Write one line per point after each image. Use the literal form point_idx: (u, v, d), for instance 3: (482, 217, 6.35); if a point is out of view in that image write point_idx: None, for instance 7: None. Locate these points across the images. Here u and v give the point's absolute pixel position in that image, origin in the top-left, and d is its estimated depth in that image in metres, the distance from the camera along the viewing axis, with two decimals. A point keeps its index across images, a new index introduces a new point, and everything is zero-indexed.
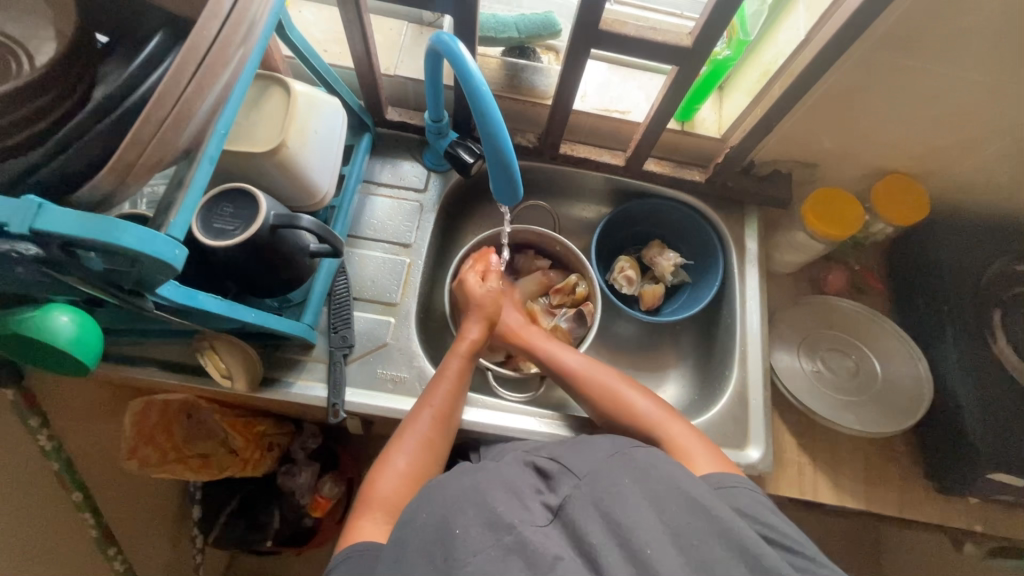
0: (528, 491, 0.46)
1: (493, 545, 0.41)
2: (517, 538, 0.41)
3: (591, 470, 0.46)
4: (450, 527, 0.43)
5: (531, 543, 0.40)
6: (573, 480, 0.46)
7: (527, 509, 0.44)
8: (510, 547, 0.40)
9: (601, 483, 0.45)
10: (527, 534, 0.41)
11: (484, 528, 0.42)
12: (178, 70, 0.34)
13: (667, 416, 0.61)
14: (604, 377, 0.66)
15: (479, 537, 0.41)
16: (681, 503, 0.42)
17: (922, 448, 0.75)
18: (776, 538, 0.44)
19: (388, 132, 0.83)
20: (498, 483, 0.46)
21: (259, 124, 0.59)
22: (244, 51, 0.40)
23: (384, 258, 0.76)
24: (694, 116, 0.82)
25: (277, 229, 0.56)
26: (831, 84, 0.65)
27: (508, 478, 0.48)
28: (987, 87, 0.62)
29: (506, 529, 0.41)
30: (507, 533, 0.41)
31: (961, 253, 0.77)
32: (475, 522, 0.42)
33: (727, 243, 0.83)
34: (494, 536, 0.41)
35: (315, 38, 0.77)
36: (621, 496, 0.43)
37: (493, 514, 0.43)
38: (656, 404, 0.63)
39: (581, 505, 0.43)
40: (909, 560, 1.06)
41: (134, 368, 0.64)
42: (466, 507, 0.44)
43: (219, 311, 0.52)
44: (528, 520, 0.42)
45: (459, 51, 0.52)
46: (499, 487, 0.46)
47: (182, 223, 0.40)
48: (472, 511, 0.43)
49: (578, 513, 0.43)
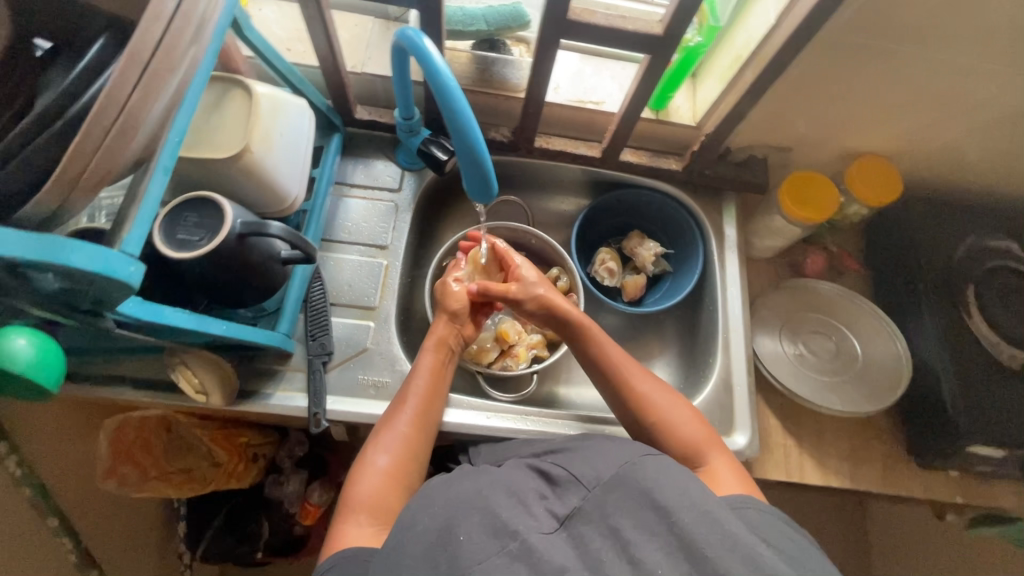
0: (532, 498, 0.45)
1: (498, 552, 0.40)
2: (522, 545, 0.40)
3: (600, 480, 0.46)
4: (452, 534, 0.42)
5: (537, 549, 0.40)
6: (582, 490, 0.46)
7: (533, 516, 0.43)
8: (515, 554, 0.40)
9: (610, 493, 0.44)
10: (533, 540, 0.40)
11: (487, 535, 0.41)
12: (121, 76, 0.32)
13: (710, 439, 0.59)
14: (652, 390, 0.63)
15: (483, 545, 0.40)
16: (695, 514, 0.40)
17: (904, 424, 0.76)
18: (791, 553, 0.42)
19: (359, 131, 0.81)
20: (501, 490, 0.46)
21: (220, 128, 0.57)
22: (194, 53, 0.38)
23: (361, 260, 0.74)
24: (668, 105, 0.81)
25: (245, 237, 0.54)
26: (804, 67, 0.65)
27: (514, 485, 0.47)
28: (955, 66, 0.62)
29: (511, 536, 0.41)
30: (512, 540, 0.40)
31: (934, 231, 0.78)
32: (478, 529, 0.41)
33: (707, 231, 0.83)
34: (498, 543, 0.40)
35: (277, 36, 0.75)
36: (627, 506, 0.43)
37: (498, 520, 0.42)
38: (701, 426, 0.61)
39: (591, 518, 0.43)
40: (895, 533, 1.09)
41: (104, 388, 0.62)
42: (471, 514, 0.43)
43: (187, 325, 0.50)
44: (535, 527, 0.42)
45: (425, 46, 0.51)
46: (503, 494, 0.45)
47: (137, 237, 0.38)
48: (478, 517, 0.42)
49: (586, 526, 0.43)
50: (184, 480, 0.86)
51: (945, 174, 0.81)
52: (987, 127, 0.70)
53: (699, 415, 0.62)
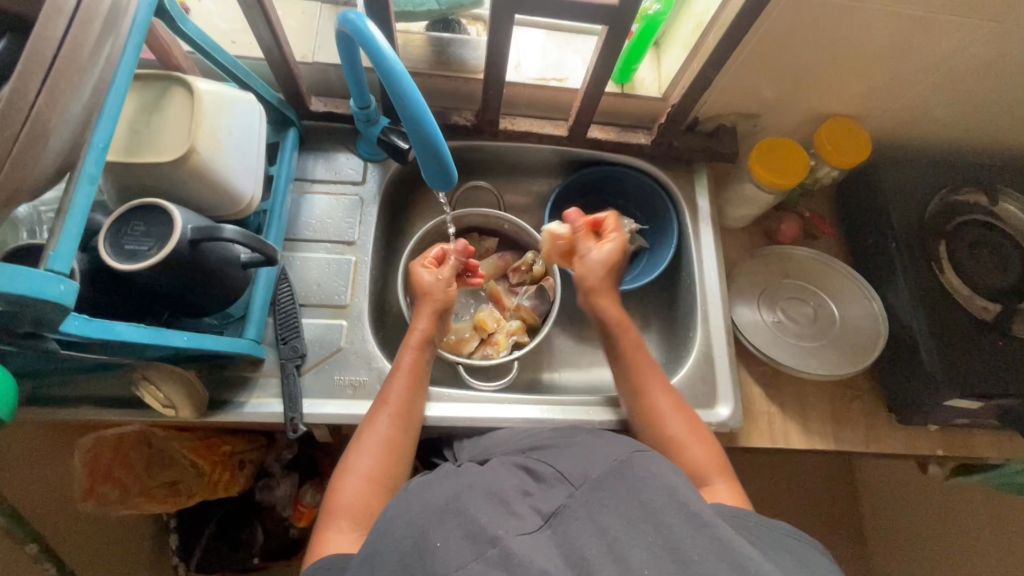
0: (515, 496, 0.45)
1: (475, 558, 0.38)
2: (501, 551, 0.38)
3: (587, 479, 0.46)
4: (428, 541, 0.40)
5: (515, 554, 0.38)
6: (568, 489, 0.46)
7: (515, 517, 0.42)
8: (493, 560, 0.38)
9: (597, 492, 0.44)
10: (511, 544, 0.39)
11: (464, 540, 0.40)
12: (23, 80, 0.29)
13: (717, 465, 0.58)
14: (671, 417, 0.61)
15: (460, 551, 0.39)
16: (679, 517, 0.41)
17: (883, 383, 0.77)
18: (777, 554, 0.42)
19: (316, 124, 0.78)
20: (481, 492, 0.45)
21: (162, 130, 0.54)
22: (110, 49, 0.35)
23: (328, 258, 0.72)
24: (633, 77, 0.79)
25: (198, 244, 0.52)
26: (765, 30, 0.64)
27: (496, 486, 0.46)
28: (916, 20, 0.61)
29: (490, 542, 0.39)
30: (491, 546, 0.39)
31: (905, 189, 0.78)
32: (456, 535, 0.40)
33: (679, 204, 0.82)
34: (476, 550, 0.39)
35: (220, 29, 0.71)
36: (614, 508, 0.42)
37: (475, 527, 0.41)
38: (714, 456, 0.58)
39: (576, 515, 0.42)
40: (883, 488, 1.11)
41: (66, 411, 0.59)
42: (448, 520, 0.42)
43: (144, 338, 0.48)
44: (514, 529, 0.41)
45: (369, 31, 0.48)
46: (482, 497, 0.44)
47: (65, 252, 0.35)
48: (454, 524, 0.41)
49: (571, 523, 0.41)
50: (169, 494, 0.84)
51: (913, 130, 0.80)
52: (951, 81, 0.69)
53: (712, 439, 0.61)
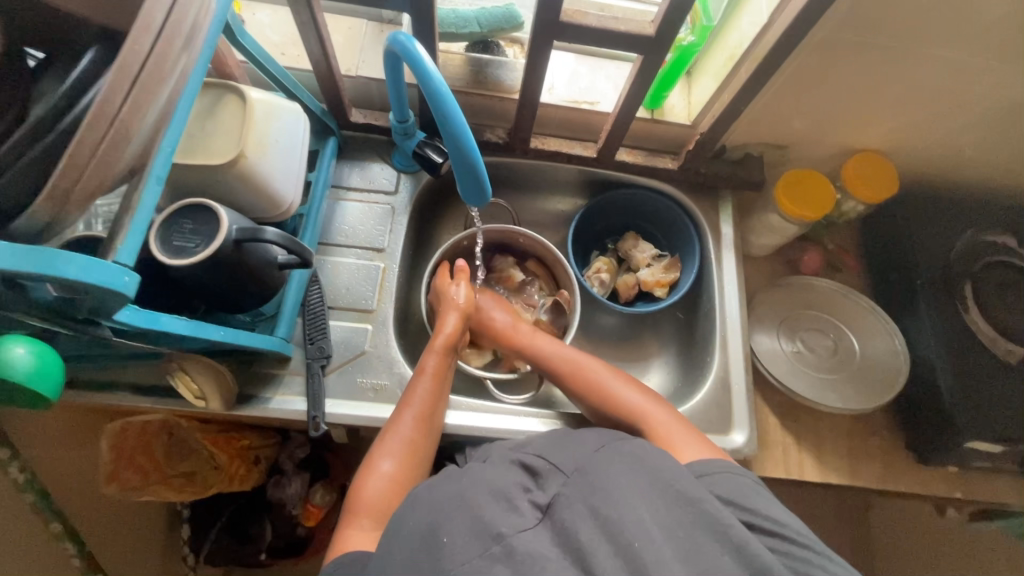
0: (517, 493, 0.45)
1: (482, 554, 0.40)
2: (505, 547, 0.40)
3: (578, 466, 0.47)
4: (436, 537, 0.42)
5: (518, 550, 0.40)
6: (561, 477, 0.46)
7: (517, 513, 0.43)
8: (498, 556, 0.39)
9: (587, 478, 0.45)
10: (515, 541, 0.40)
11: (470, 537, 0.41)
12: (112, 88, 0.32)
13: (654, 403, 0.63)
14: (594, 370, 0.67)
15: (466, 547, 0.40)
16: (667, 497, 0.43)
17: (902, 420, 0.76)
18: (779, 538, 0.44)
19: (355, 134, 0.81)
20: (483, 488, 0.45)
21: (215, 134, 0.57)
22: (185, 61, 0.38)
23: (358, 264, 0.75)
24: (663, 104, 0.81)
25: (241, 243, 0.54)
26: (797, 64, 0.65)
27: (495, 482, 0.46)
28: (946, 62, 0.62)
29: (494, 539, 0.40)
30: (495, 543, 0.40)
31: (930, 226, 0.78)
32: (461, 531, 0.41)
33: (703, 229, 0.83)
34: (481, 546, 0.40)
35: (271, 41, 0.75)
36: (607, 490, 0.43)
37: (480, 523, 0.42)
38: (645, 398, 0.63)
39: (570, 502, 0.43)
40: (898, 529, 1.09)
41: (103, 395, 0.62)
42: (453, 516, 0.43)
43: (184, 331, 0.50)
44: (517, 524, 0.42)
45: (416, 51, 0.51)
46: (485, 491, 0.45)
47: (131, 246, 0.38)
48: (459, 520, 0.42)
49: (566, 510, 0.43)
50: (184, 483, 0.87)
51: (942, 168, 0.80)
52: (982, 123, 0.70)
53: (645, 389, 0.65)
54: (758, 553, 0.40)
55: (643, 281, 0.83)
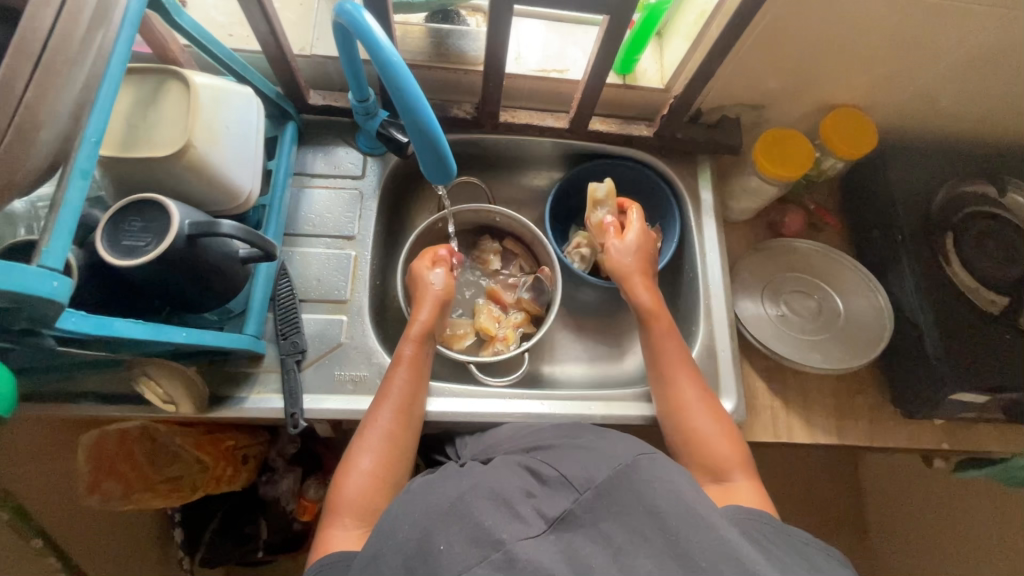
0: (518, 498, 0.44)
1: (479, 563, 0.38)
2: (505, 557, 0.39)
3: (592, 482, 0.45)
4: (431, 544, 0.40)
5: (520, 561, 0.38)
6: (573, 492, 0.44)
7: (519, 521, 0.41)
8: (497, 565, 0.38)
9: (602, 494, 0.43)
10: (516, 549, 0.39)
11: (468, 544, 0.40)
12: (11, 71, 0.29)
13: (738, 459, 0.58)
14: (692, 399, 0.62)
15: (464, 554, 0.39)
16: (687, 521, 0.41)
17: (888, 377, 0.76)
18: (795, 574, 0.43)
19: (315, 118, 0.77)
20: (485, 494, 0.44)
21: (159, 124, 0.53)
22: (100, 42, 0.35)
23: (328, 253, 0.72)
24: (635, 68, 0.78)
25: (196, 238, 0.51)
26: (770, 19, 0.62)
27: (498, 487, 0.45)
28: (922, 8, 0.60)
29: (494, 545, 0.39)
30: (494, 550, 0.39)
31: (910, 180, 0.77)
32: (459, 538, 0.40)
33: (682, 197, 0.81)
34: (480, 552, 0.39)
35: (216, 22, 0.71)
36: (624, 514, 0.42)
37: (479, 530, 0.40)
38: (726, 439, 0.60)
39: (581, 522, 0.42)
40: (887, 482, 1.11)
41: (68, 406, 0.60)
42: (452, 524, 0.41)
43: (142, 335, 0.47)
44: (519, 533, 0.40)
45: (364, 21, 0.47)
46: (486, 499, 0.44)
47: (58, 250, 0.35)
48: (458, 527, 0.41)
49: (577, 531, 0.41)
50: (172, 488, 0.85)
51: (920, 120, 0.79)
52: (960, 69, 0.68)
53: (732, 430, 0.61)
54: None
55: None
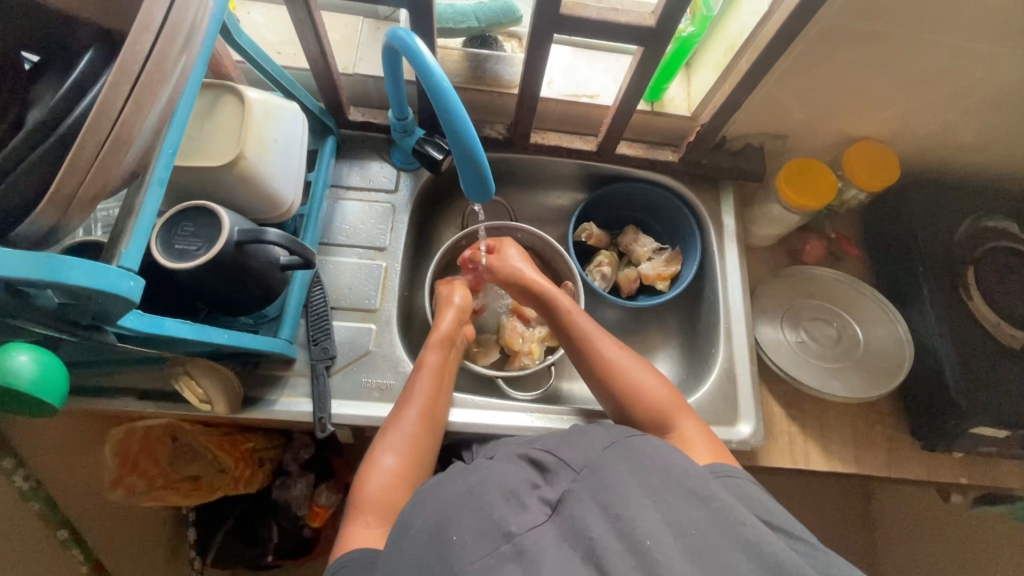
0: (525, 489, 0.45)
1: (490, 553, 0.39)
2: (515, 546, 0.39)
3: (588, 463, 0.47)
4: (445, 534, 0.42)
5: (529, 549, 0.39)
6: (571, 474, 0.47)
7: (525, 510, 0.43)
8: (507, 555, 0.39)
9: (597, 476, 0.45)
10: (525, 539, 0.40)
11: (479, 535, 0.40)
12: (113, 90, 0.32)
13: (677, 404, 0.60)
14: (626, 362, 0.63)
15: (476, 544, 0.40)
16: (677, 492, 0.42)
17: (907, 408, 0.76)
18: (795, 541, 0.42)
19: (353, 134, 0.80)
20: (495, 487, 0.45)
21: (214, 136, 0.56)
22: (184, 62, 0.38)
23: (360, 263, 0.74)
24: (663, 96, 0.81)
25: (243, 245, 0.54)
26: (797, 54, 0.65)
27: (504, 478, 0.46)
28: (948, 48, 0.62)
29: (504, 537, 0.40)
30: (504, 542, 0.40)
31: (932, 214, 0.78)
32: (471, 529, 0.41)
33: (704, 221, 0.83)
34: (491, 544, 0.40)
35: (266, 40, 0.74)
36: (617, 485, 0.43)
37: (491, 521, 0.41)
38: (664, 386, 0.62)
39: (580, 499, 0.43)
40: (901, 519, 1.10)
41: (108, 401, 0.62)
42: (464, 514, 0.43)
43: (188, 334, 0.50)
44: (525, 522, 0.41)
45: (416, 46, 0.50)
46: (495, 489, 0.45)
47: (135, 250, 0.38)
48: (469, 519, 0.42)
49: (577, 507, 0.42)
50: (192, 488, 0.86)
51: (943, 154, 0.80)
52: (984, 108, 0.70)
53: (666, 380, 0.63)
54: (780, 556, 0.37)
55: (645, 274, 0.82)
